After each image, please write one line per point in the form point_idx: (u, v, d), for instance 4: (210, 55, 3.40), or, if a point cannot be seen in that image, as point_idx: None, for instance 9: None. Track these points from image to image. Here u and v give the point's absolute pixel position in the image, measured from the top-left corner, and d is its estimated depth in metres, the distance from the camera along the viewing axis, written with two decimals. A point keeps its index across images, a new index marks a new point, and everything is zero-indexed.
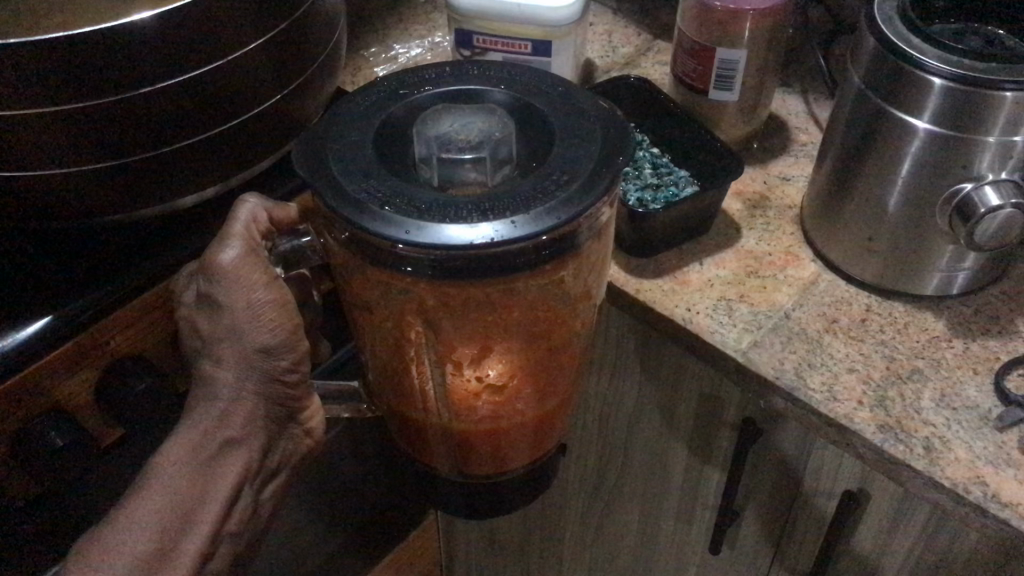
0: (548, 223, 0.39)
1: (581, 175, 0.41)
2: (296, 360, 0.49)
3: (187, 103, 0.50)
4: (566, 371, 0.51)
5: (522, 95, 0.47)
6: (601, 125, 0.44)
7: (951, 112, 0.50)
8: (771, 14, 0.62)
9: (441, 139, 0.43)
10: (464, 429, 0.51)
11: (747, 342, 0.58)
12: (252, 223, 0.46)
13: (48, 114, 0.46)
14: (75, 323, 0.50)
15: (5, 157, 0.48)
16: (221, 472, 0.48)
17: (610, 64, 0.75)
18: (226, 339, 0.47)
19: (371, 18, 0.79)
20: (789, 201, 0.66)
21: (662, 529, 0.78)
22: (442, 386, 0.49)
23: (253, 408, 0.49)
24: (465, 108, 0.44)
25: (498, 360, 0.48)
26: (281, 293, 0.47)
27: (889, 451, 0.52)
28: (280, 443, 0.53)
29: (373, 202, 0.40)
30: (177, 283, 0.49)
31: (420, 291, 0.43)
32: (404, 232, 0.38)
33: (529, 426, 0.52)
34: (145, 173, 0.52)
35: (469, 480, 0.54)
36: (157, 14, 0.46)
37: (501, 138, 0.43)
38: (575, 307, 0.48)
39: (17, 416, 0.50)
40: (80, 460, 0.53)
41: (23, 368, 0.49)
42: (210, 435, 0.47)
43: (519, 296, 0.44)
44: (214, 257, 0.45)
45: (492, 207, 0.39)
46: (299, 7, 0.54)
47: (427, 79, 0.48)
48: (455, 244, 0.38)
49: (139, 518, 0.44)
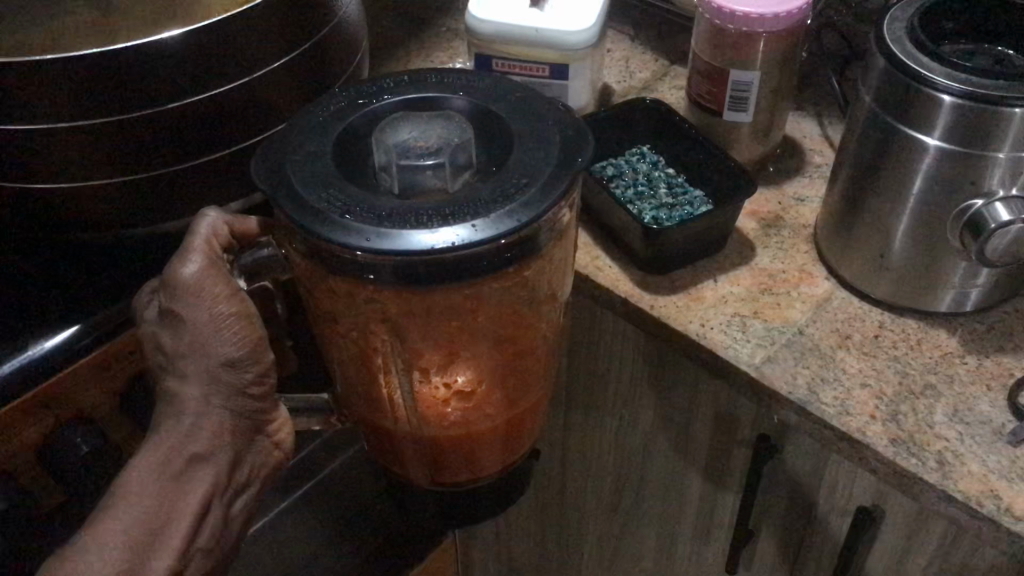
0: (508, 226, 0.42)
1: (539, 176, 0.44)
2: (261, 373, 0.50)
3: (212, 121, 0.52)
4: (536, 373, 0.54)
5: (479, 102, 0.50)
6: (559, 128, 0.47)
7: (961, 127, 0.51)
8: (784, 36, 0.63)
9: (401, 147, 0.46)
10: (436, 437, 0.53)
11: (760, 358, 0.58)
12: (212, 236, 0.49)
13: (81, 129, 0.49)
14: (104, 331, 0.52)
15: (45, 170, 0.51)
16: (190, 487, 0.48)
17: (628, 89, 0.76)
18: (189, 354, 0.48)
19: (393, 47, 0.80)
20: (803, 221, 0.67)
21: (677, 550, 0.78)
22: (410, 394, 0.51)
23: (220, 423, 0.49)
24: (422, 116, 0.48)
25: (464, 365, 0.51)
26: (244, 306, 0.49)
27: (901, 464, 0.53)
28: (252, 458, 0.53)
29: (334, 211, 0.43)
30: (138, 301, 0.51)
31: (383, 300, 0.46)
32: (364, 240, 0.41)
33: (500, 434, 0.54)
34: (165, 188, 0.54)
35: (440, 488, 0.57)
36: (183, 32, 0.48)
37: (460, 144, 0.46)
38: (540, 309, 0.51)
39: (48, 419, 0.52)
40: (105, 467, 0.55)
41: (53, 373, 0.51)
42: (177, 451, 0.48)
43: (484, 299, 0.47)
44: (175, 272, 0.47)
45: (452, 212, 0.43)
46: (321, 29, 0.56)
47: (384, 88, 0.51)
48: (418, 249, 0.41)
49: (106, 539, 0.45)
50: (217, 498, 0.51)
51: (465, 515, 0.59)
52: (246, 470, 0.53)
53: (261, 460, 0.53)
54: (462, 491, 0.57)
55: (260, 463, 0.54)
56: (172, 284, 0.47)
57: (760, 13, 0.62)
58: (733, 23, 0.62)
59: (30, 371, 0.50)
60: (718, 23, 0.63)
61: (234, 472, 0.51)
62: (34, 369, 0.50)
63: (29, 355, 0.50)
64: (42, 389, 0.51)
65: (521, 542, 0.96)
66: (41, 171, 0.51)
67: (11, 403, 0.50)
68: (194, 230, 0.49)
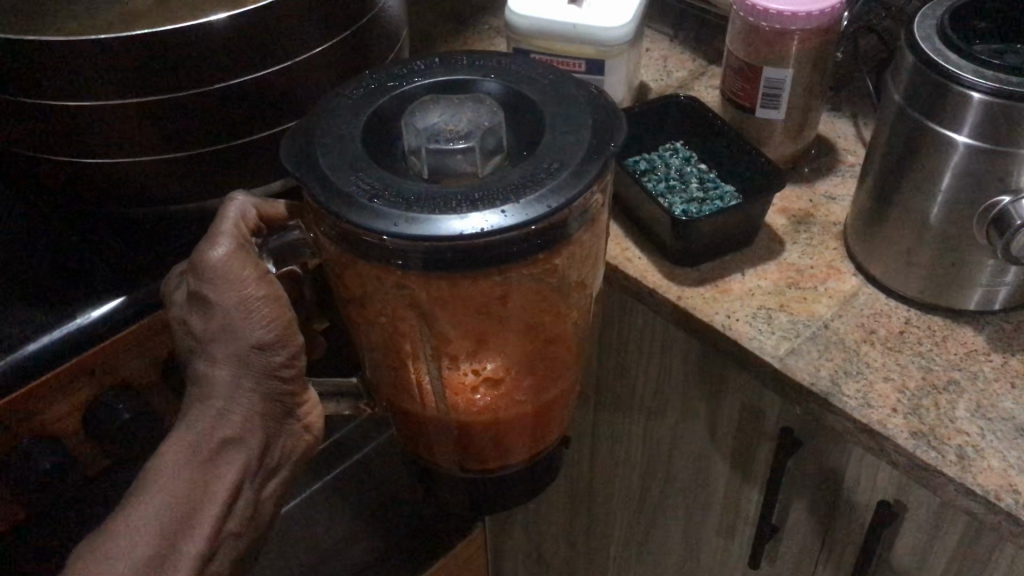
0: (537, 212, 0.43)
1: (570, 163, 0.46)
2: (291, 355, 0.51)
3: (253, 99, 0.55)
4: (564, 360, 0.56)
5: (509, 85, 0.51)
6: (590, 112, 0.48)
7: (989, 125, 0.51)
8: (818, 34, 0.64)
9: (430, 130, 0.48)
10: (464, 421, 0.55)
11: (784, 349, 0.59)
12: (240, 219, 0.50)
13: (132, 105, 0.52)
14: (145, 303, 0.55)
15: (95, 143, 0.54)
16: (219, 474, 0.51)
17: (664, 86, 0.78)
18: (218, 337, 0.50)
19: (436, 42, 0.82)
20: (833, 218, 0.68)
21: (703, 546, 0.79)
22: (439, 379, 0.54)
23: (250, 407, 0.51)
24: (452, 100, 0.49)
25: (493, 352, 0.52)
26: (272, 289, 0.50)
27: (920, 456, 0.53)
28: (282, 441, 0.54)
29: (362, 197, 0.44)
30: (167, 284, 0.52)
31: (412, 286, 0.48)
32: (392, 224, 0.43)
33: (526, 419, 0.56)
34: (208, 165, 0.56)
35: (469, 474, 0.59)
36: (230, 16, 0.51)
37: (490, 128, 0.48)
38: (569, 297, 0.53)
39: (92, 386, 0.55)
40: (143, 436, 0.57)
41: (99, 341, 0.53)
42: (208, 436, 0.50)
43: (514, 286, 0.48)
44: (204, 255, 0.48)
45: (481, 197, 0.44)
46: (361, 16, 0.58)
47: (416, 71, 0.53)
48: (447, 235, 0.43)
49: (134, 527, 0.47)
50: (246, 483, 0.53)
51: (491, 500, 0.61)
52: (272, 453, 0.54)
53: (291, 445, 0.55)
54: (490, 478, 0.59)
55: (289, 447, 0.55)
56: (199, 265, 0.48)
57: (793, 11, 0.62)
58: (767, 21, 0.63)
59: (74, 338, 0.52)
60: (752, 21, 0.64)
61: (264, 454, 0.53)
62: (81, 337, 0.52)
63: (77, 324, 0.52)
64: (86, 356, 0.53)
65: (551, 532, 0.98)
66: (93, 144, 0.54)
67: (57, 369, 0.52)
68: (222, 214, 0.50)
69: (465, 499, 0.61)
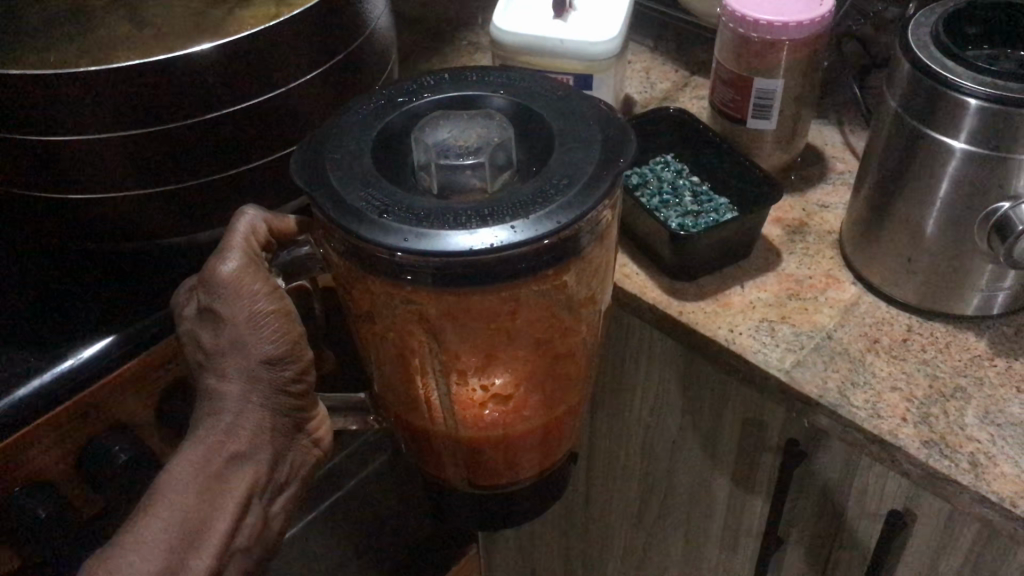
0: (547, 228, 0.42)
1: (580, 178, 0.44)
2: (301, 371, 0.50)
3: (247, 126, 0.53)
4: (574, 376, 0.54)
5: (519, 100, 0.50)
6: (600, 128, 0.47)
7: (986, 131, 0.51)
8: (807, 44, 0.64)
9: (440, 146, 0.46)
10: (473, 437, 0.53)
11: (790, 362, 0.59)
12: (251, 234, 0.49)
13: (123, 139, 0.50)
14: (138, 341, 0.53)
15: (85, 180, 0.52)
16: (230, 488, 0.48)
17: (649, 99, 0.77)
18: (228, 352, 0.48)
19: (417, 60, 0.81)
20: (827, 227, 0.68)
21: (705, 559, 0.78)
22: (447, 395, 0.52)
23: (260, 421, 0.49)
24: (462, 116, 0.48)
25: (502, 368, 0.51)
26: (283, 304, 0.48)
27: (934, 466, 0.53)
28: (292, 456, 0.53)
29: (372, 212, 0.43)
30: (177, 296, 0.51)
31: (421, 301, 0.46)
32: (402, 240, 0.42)
33: (536, 435, 0.55)
34: (204, 193, 0.55)
35: (478, 491, 0.58)
36: (219, 44, 0.49)
37: (500, 143, 0.46)
38: (579, 313, 0.51)
39: (85, 429, 0.53)
40: (139, 477, 0.55)
41: (92, 382, 0.51)
42: (218, 451, 0.48)
43: (523, 301, 0.47)
44: (213, 269, 0.47)
45: (491, 213, 0.43)
46: (352, 40, 0.57)
47: (426, 87, 0.52)
48: (457, 251, 0.41)
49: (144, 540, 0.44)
50: (255, 500, 0.50)
51: (499, 518, 0.60)
52: (283, 467, 0.52)
53: (300, 460, 0.53)
54: (499, 494, 0.58)
55: (298, 462, 0.53)
56: (208, 280, 0.47)
57: (783, 21, 0.62)
58: (757, 32, 0.63)
59: (65, 381, 0.50)
60: (742, 32, 0.63)
61: (275, 469, 0.51)
62: (73, 380, 0.50)
63: (65, 368, 0.50)
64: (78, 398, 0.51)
65: (546, 549, 0.97)
66: (84, 180, 0.52)
67: (47, 414, 0.50)
68: (232, 228, 0.49)
69: (474, 516, 0.60)
